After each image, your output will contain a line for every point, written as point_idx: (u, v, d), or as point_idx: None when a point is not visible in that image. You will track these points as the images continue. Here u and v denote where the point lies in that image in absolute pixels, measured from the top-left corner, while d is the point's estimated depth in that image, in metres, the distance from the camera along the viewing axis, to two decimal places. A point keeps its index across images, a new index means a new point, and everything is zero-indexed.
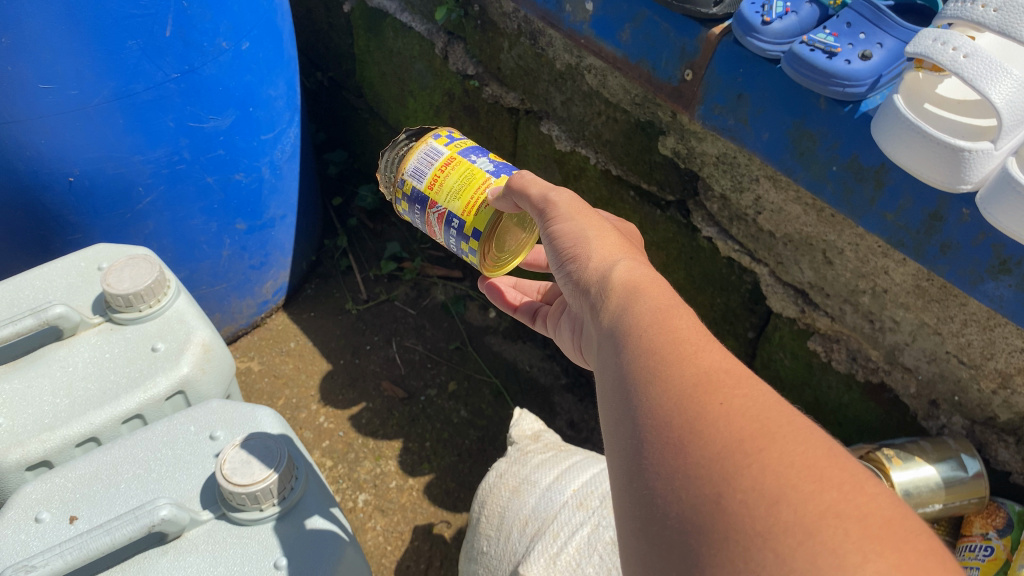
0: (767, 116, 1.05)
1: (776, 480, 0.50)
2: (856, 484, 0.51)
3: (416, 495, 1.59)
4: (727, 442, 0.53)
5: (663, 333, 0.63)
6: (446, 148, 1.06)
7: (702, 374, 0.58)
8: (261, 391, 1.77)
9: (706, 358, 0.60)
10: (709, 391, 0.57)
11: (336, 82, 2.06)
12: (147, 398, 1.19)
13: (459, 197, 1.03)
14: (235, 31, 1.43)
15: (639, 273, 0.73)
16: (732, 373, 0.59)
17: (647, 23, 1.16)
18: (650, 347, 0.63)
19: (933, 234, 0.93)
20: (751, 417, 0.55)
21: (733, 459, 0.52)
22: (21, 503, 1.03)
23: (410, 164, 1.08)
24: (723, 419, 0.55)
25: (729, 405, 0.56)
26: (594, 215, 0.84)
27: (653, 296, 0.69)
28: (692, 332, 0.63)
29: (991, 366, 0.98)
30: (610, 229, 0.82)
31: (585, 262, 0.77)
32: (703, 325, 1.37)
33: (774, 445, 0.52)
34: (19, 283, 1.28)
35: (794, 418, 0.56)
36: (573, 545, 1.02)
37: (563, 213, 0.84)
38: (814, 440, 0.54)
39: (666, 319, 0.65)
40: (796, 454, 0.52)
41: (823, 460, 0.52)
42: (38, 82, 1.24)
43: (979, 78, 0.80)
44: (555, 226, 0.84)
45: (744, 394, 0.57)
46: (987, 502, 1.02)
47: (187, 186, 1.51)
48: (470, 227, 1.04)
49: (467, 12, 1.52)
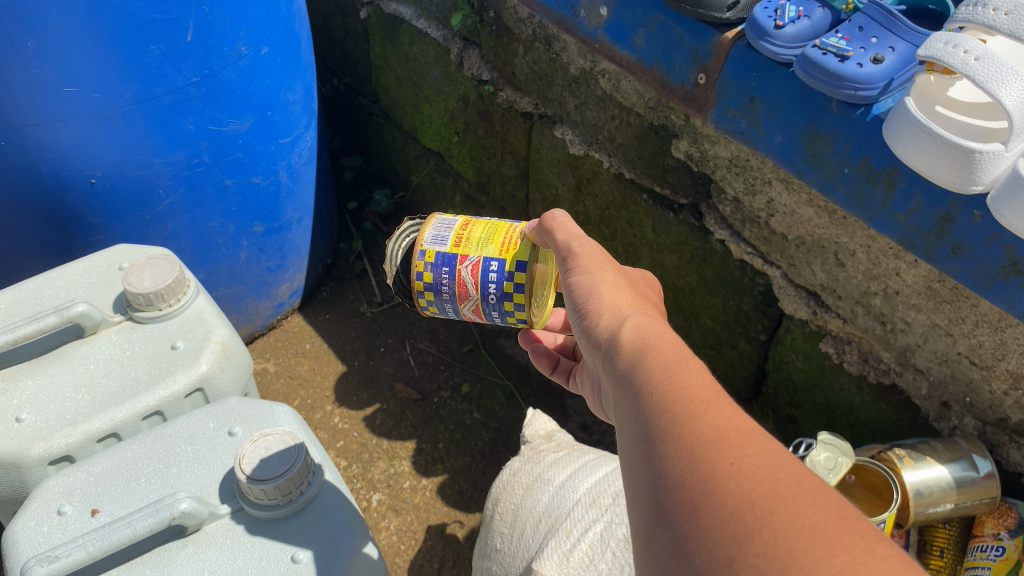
0: (779, 120, 1.07)
1: (787, 544, 0.49)
2: (869, 548, 0.48)
3: (429, 495, 1.60)
4: (738, 505, 0.52)
5: (675, 390, 0.62)
6: (457, 216, 1.13)
7: (713, 432, 0.57)
8: (277, 392, 1.79)
9: (717, 416, 0.58)
10: (719, 450, 0.55)
11: (352, 88, 2.09)
12: (166, 394, 1.21)
13: (491, 242, 1.08)
14: (254, 36, 1.46)
15: (647, 328, 0.72)
16: (743, 431, 0.57)
17: (660, 27, 1.18)
18: (661, 405, 0.61)
19: (944, 235, 0.94)
20: (761, 478, 0.53)
21: (745, 521, 0.51)
22: (44, 496, 1.05)
23: (425, 236, 1.11)
24: (734, 481, 0.53)
25: (740, 465, 0.54)
26: (607, 269, 0.86)
27: (665, 350, 0.68)
28: (702, 388, 0.62)
29: (1002, 367, 0.99)
30: (623, 285, 0.83)
31: (598, 319, 0.78)
32: (716, 326, 1.38)
33: (786, 507, 0.51)
34: (42, 282, 1.31)
35: (808, 478, 0.54)
36: (586, 542, 1.02)
37: (582, 264, 0.87)
38: (826, 501, 0.52)
39: (677, 374, 0.64)
40: (807, 516, 0.50)
41: (836, 523, 0.50)
42: (62, 85, 1.27)
43: (990, 80, 0.81)
44: (573, 276, 0.87)
45: (755, 453, 0.55)
46: (998, 502, 1.02)
47: (206, 188, 1.54)
48: (512, 263, 1.06)
49: (482, 19, 1.54)
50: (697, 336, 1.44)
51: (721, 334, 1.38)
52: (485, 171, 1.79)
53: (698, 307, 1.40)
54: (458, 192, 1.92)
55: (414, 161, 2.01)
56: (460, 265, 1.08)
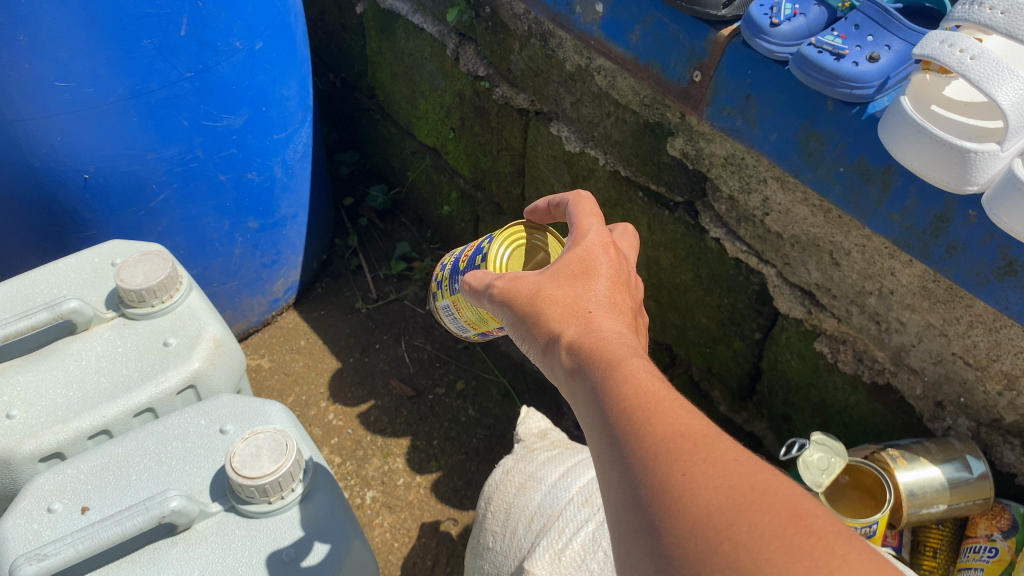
0: (774, 117, 1.06)
1: (750, 557, 0.49)
2: (829, 548, 0.48)
3: (423, 492, 1.60)
4: (696, 520, 0.52)
5: (618, 405, 0.61)
6: (444, 302, 1.18)
7: (661, 444, 0.56)
8: (272, 388, 1.79)
9: (662, 424, 0.58)
10: (669, 462, 0.55)
11: (348, 83, 2.08)
12: (158, 391, 1.21)
13: (486, 321, 1.13)
14: (248, 30, 1.45)
15: (579, 347, 0.71)
16: (688, 436, 0.56)
17: (656, 24, 1.18)
18: (609, 423, 0.61)
19: (939, 235, 0.94)
20: (714, 487, 0.53)
21: (706, 535, 0.51)
22: (34, 493, 1.05)
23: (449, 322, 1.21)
24: (688, 493, 0.53)
25: (691, 475, 0.54)
26: (535, 280, 0.83)
27: (600, 365, 0.67)
28: (646, 396, 0.61)
29: (997, 367, 0.98)
30: (552, 288, 0.80)
31: (542, 344, 0.78)
32: (711, 324, 1.38)
33: (743, 517, 0.50)
34: (34, 277, 1.30)
35: (761, 477, 0.53)
36: (578, 542, 1.01)
37: (510, 284, 0.85)
38: (780, 501, 0.51)
39: (615, 390, 0.63)
40: (764, 523, 0.50)
41: (793, 527, 0.49)
42: (54, 80, 1.26)
43: (986, 79, 0.81)
44: (508, 297, 0.85)
45: (704, 459, 0.54)
46: (992, 503, 1.02)
47: (200, 184, 1.53)
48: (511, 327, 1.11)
49: (478, 14, 1.53)
50: (693, 334, 1.44)
51: (716, 333, 1.38)
52: (481, 167, 1.78)
53: (693, 306, 1.40)
54: (454, 188, 1.92)
55: (410, 157, 2.00)
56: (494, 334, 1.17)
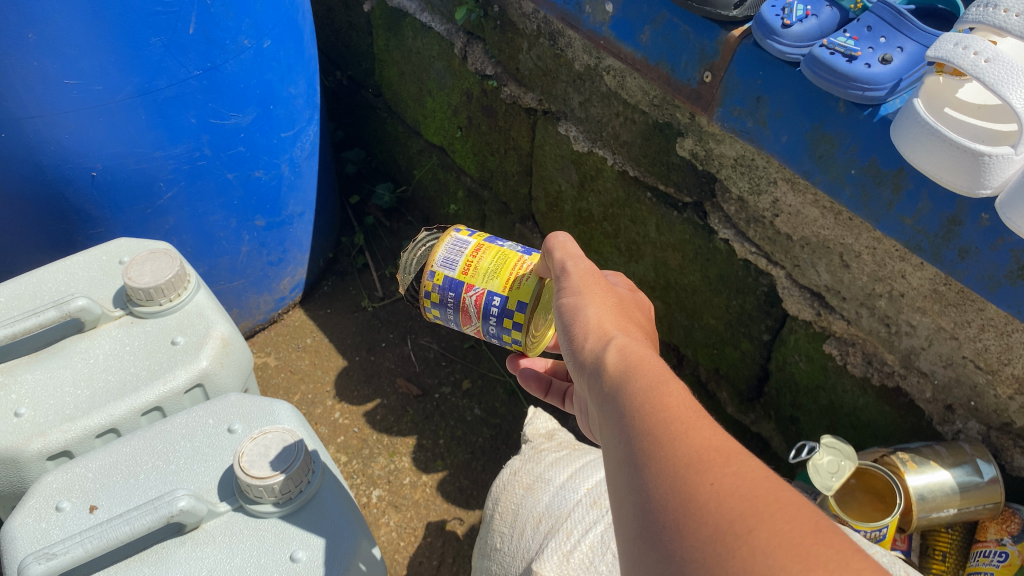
0: (785, 119, 1.06)
1: (766, 563, 0.48)
2: (845, 562, 0.48)
3: (429, 492, 1.60)
4: (717, 525, 0.51)
5: (654, 411, 0.61)
6: (472, 239, 1.19)
7: (693, 453, 0.56)
8: (278, 386, 1.79)
9: (698, 436, 0.57)
10: (698, 470, 0.54)
11: (354, 81, 2.07)
12: (166, 390, 1.20)
13: (497, 275, 1.14)
14: (257, 28, 1.45)
15: (631, 351, 0.71)
16: (722, 450, 0.56)
17: (666, 25, 1.17)
18: (643, 425, 0.60)
19: (951, 238, 0.93)
20: (740, 496, 0.52)
21: (725, 541, 0.50)
22: (42, 492, 1.05)
23: (439, 258, 1.18)
24: (713, 501, 0.52)
25: (719, 484, 0.53)
26: (597, 291, 0.84)
27: (647, 372, 0.66)
28: (683, 408, 0.61)
29: (1008, 371, 0.98)
30: (612, 306, 0.81)
31: (581, 340, 0.76)
32: (719, 325, 1.37)
33: (764, 524, 0.50)
34: (42, 275, 1.31)
35: (786, 494, 0.53)
36: (586, 544, 1.01)
37: (573, 285, 0.85)
38: (803, 516, 0.51)
39: (658, 397, 0.62)
40: (785, 532, 0.49)
41: (812, 539, 0.49)
42: (63, 77, 1.26)
43: (1000, 82, 0.80)
44: (563, 299, 0.84)
45: (734, 471, 0.54)
46: (1002, 507, 1.00)
47: (208, 182, 1.53)
48: (513, 302, 1.12)
49: (487, 13, 1.53)
50: (700, 335, 1.43)
51: (724, 334, 1.38)
52: (488, 167, 1.78)
53: (701, 307, 1.39)
54: (461, 187, 1.91)
55: (417, 156, 2.00)
56: (465, 293, 1.16)
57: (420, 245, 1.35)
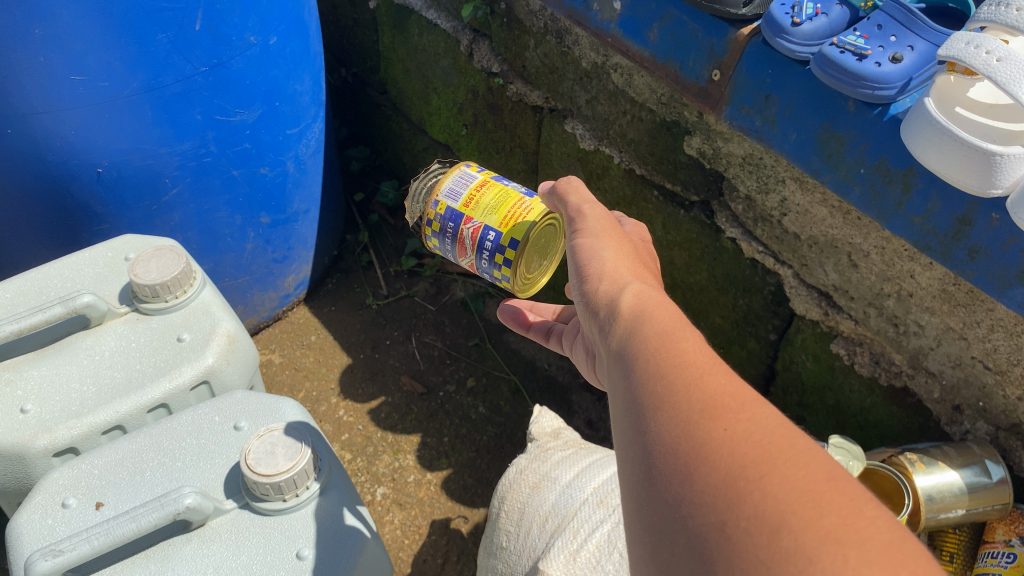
0: (794, 118, 1.05)
1: (777, 507, 0.46)
2: (858, 512, 0.46)
3: (434, 490, 1.60)
4: (729, 468, 0.49)
5: (670, 357, 0.59)
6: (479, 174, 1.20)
7: (707, 399, 0.54)
8: (282, 383, 1.79)
9: (713, 381, 0.55)
10: (712, 416, 0.53)
11: (360, 79, 2.07)
12: (172, 387, 1.20)
13: (495, 211, 1.15)
14: (263, 25, 1.44)
15: (647, 297, 0.69)
16: (737, 397, 0.54)
17: (674, 23, 1.17)
18: (658, 369, 0.58)
19: (961, 238, 0.93)
20: (753, 442, 0.50)
21: (736, 485, 0.48)
22: (49, 488, 1.05)
23: (445, 188, 1.20)
24: (726, 445, 0.51)
25: (734, 431, 0.51)
26: (614, 237, 0.82)
27: (662, 318, 0.64)
28: (698, 355, 0.59)
29: (1017, 371, 0.97)
30: (626, 252, 0.80)
31: (595, 283, 0.74)
32: (725, 324, 1.37)
33: (777, 471, 0.48)
34: (48, 271, 1.31)
35: (799, 444, 0.51)
36: (594, 543, 1.01)
37: (588, 228, 0.84)
38: (817, 464, 0.49)
39: (673, 342, 0.60)
40: (798, 478, 0.48)
41: (825, 485, 0.47)
42: (69, 74, 1.26)
43: (1013, 81, 0.80)
44: (578, 241, 0.83)
45: (748, 418, 0.52)
46: (1010, 508, 1.01)
47: (213, 178, 1.53)
48: (507, 239, 1.14)
49: (494, 11, 1.53)
50: (706, 334, 1.43)
51: (730, 334, 1.37)
52: (494, 164, 1.77)
53: (708, 306, 1.39)
54: None
55: (422, 153, 2.00)
56: (463, 226, 1.17)
57: (432, 174, 1.35)
